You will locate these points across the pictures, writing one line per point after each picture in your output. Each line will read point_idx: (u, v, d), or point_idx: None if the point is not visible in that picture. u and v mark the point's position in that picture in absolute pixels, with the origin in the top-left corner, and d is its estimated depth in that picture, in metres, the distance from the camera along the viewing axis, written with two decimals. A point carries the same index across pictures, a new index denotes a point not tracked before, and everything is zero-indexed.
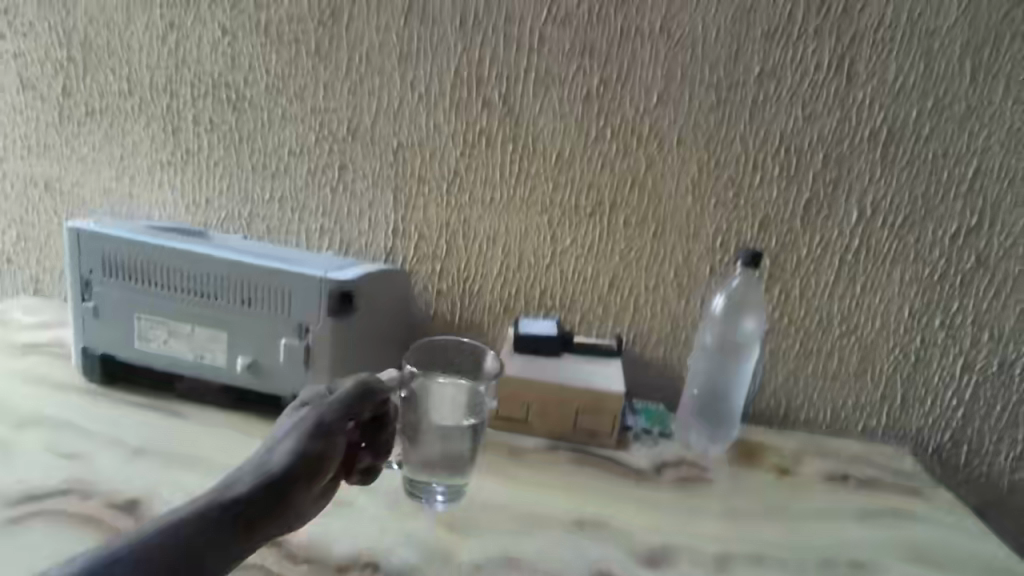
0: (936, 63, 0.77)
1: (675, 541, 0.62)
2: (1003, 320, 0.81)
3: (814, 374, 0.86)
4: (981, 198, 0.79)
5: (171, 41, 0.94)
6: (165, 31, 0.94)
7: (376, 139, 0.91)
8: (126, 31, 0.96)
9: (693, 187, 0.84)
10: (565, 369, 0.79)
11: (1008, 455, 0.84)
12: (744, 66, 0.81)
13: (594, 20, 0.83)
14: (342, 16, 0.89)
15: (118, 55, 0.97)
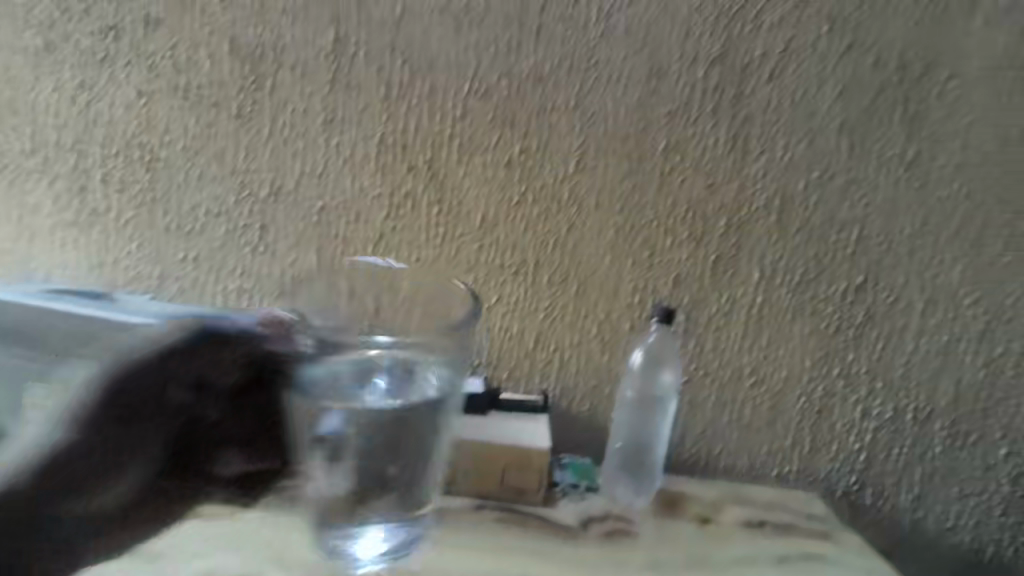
0: (818, 141, 0.86)
1: None
2: (892, 370, 0.88)
3: (732, 423, 0.90)
4: (865, 260, 0.87)
5: (81, 100, 0.92)
6: (76, 91, 0.92)
7: (300, 201, 0.91)
8: (33, 89, 0.92)
9: (611, 249, 0.89)
10: (491, 426, 0.79)
11: (907, 493, 0.90)
12: (651, 141, 0.87)
13: (514, 95, 0.88)
14: (267, 83, 0.90)
15: (23, 114, 0.93)
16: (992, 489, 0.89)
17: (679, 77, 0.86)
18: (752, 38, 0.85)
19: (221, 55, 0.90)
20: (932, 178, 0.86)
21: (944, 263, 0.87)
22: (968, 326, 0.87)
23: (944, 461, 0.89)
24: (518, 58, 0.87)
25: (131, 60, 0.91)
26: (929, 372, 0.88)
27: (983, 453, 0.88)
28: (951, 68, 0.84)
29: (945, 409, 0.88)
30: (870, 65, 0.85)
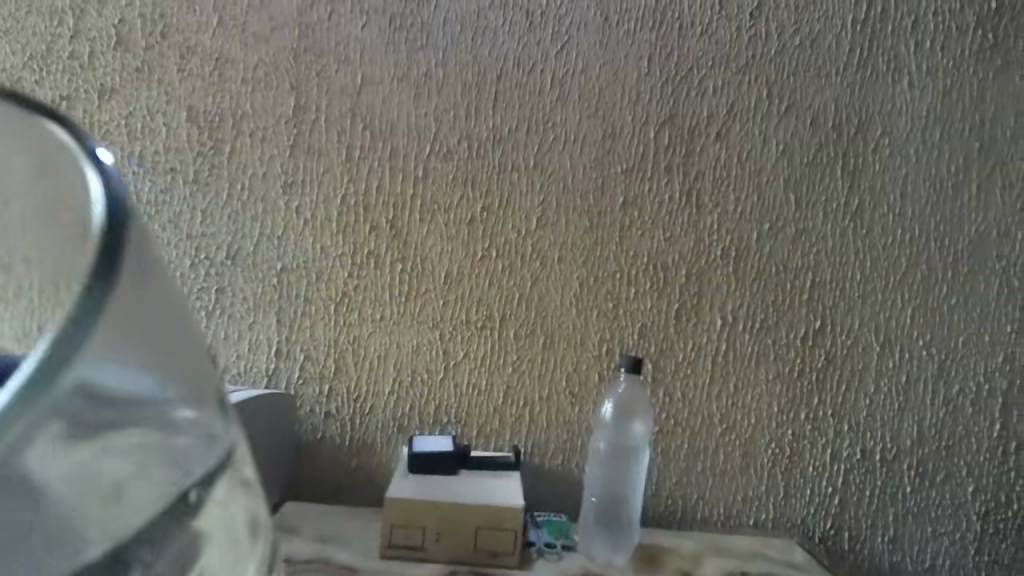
0: (767, 194, 0.90)
1: None
2: (857, 413, 0.89)
3: (705, 471, 0.89)
4: (820, 305, 0.90)
5: None
6: None
7: (259, 261, 0.89)
8: None
9: (576, 301, 0.89)
10: (461, 485, 0.76)
11: (883, 536, 0.89)
12: (609, 196, 0.90)
13: (474, 156, 0.90)
14: (225, 148, 0.90)
15: None
16: (963, 528, 0.89)
17: (633, 136, 0.90)
18: (698, 101, 0.90)
19: (178, 122, 0.89)
20: (875, 225, 0.90)
21: (895, 305, 0.90)
22: (924, 366, 0.90)
23: (915, 501, 0.89)
24: (477, 121, 0.90)
25: (83, 128, 0.89)
26: (892, 413, 0.89)
27: (952, 491, 0.89)
28: (882, 125, 0.91)
29: (910, 448, 0.89)
30: (809, 124, 0.90)
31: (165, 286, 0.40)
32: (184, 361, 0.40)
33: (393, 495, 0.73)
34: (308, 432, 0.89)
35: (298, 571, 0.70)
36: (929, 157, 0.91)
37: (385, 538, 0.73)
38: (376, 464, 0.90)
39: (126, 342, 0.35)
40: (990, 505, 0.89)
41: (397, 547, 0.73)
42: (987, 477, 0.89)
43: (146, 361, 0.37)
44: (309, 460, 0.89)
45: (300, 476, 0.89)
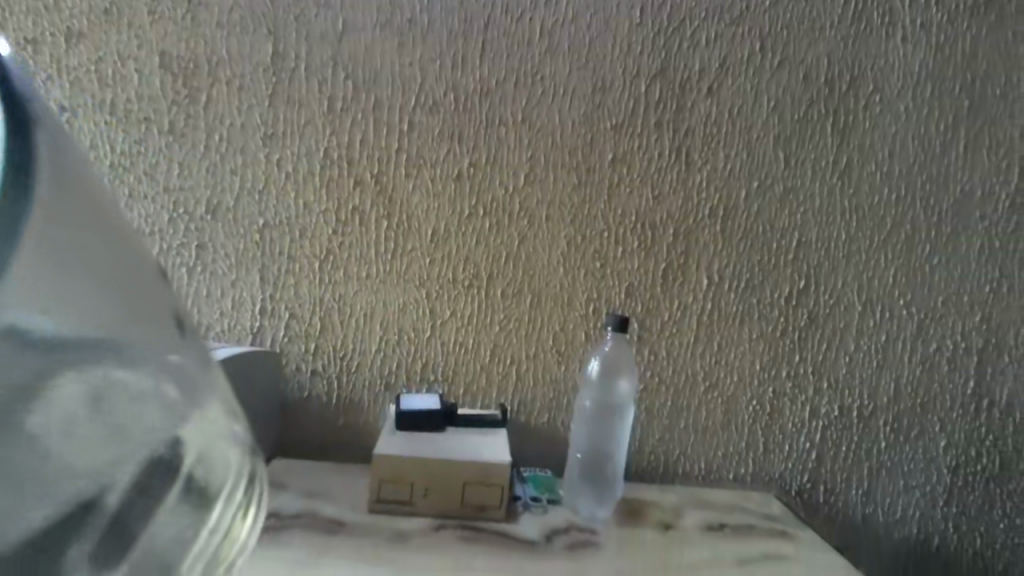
0: (756, 151, 0.89)
1: None
2: (837, 370, 0.91)
3: (688, 428, 0.91)
4: (805, 265, 0.90)
5: None
6: None
7: (241, 217, 0.88)
8: None
9: (563, 260, 0.89)
10: (448, 442, 0.77)
11: (857, 489, 0.93)
12: (598, 152, 0.88)
13: (461, 109, 0.87)
14: (201, 97, 0.86)
15: None
16: (934, 481, 0.93)
17: (623, 91, 0.88)
18: (690, 54, 0.88)
19: (151, 69, 0.86)
20: (863, 184, 0.90)
21: (879, 265, 0.91)
22: (904, 325, 0.91)
23: (889, 456, 0.92)
24: (463, 72, 0.87)
25: (51, 74, 0.85)
26: (870, 371, 0.91)
27: (925, 446, 0.92)
28: (873, 82, 0.89)
29: (887, 405, 0.92)
30: (801, 79, 0.89)
31: (91, 203, 0.44)
32: (125, 293, 0.43)
33: (381, 452, 0.74)
34: (294, 389, 0.89)
35: (289, 525, 0.71)
36: (919, 115, 0.90)
37: (373, 493, 0.74)
38: (363, 421, 0.90)
39: (60, 258, 0.39)
40: (960, 459, 0.92)
41: (385, 502, 0.74)
42: (959, 433, 0.92)
43: (93, 280, 0.41)
44: (296, 417, 0.90)
45: (288, 433, 0.90)
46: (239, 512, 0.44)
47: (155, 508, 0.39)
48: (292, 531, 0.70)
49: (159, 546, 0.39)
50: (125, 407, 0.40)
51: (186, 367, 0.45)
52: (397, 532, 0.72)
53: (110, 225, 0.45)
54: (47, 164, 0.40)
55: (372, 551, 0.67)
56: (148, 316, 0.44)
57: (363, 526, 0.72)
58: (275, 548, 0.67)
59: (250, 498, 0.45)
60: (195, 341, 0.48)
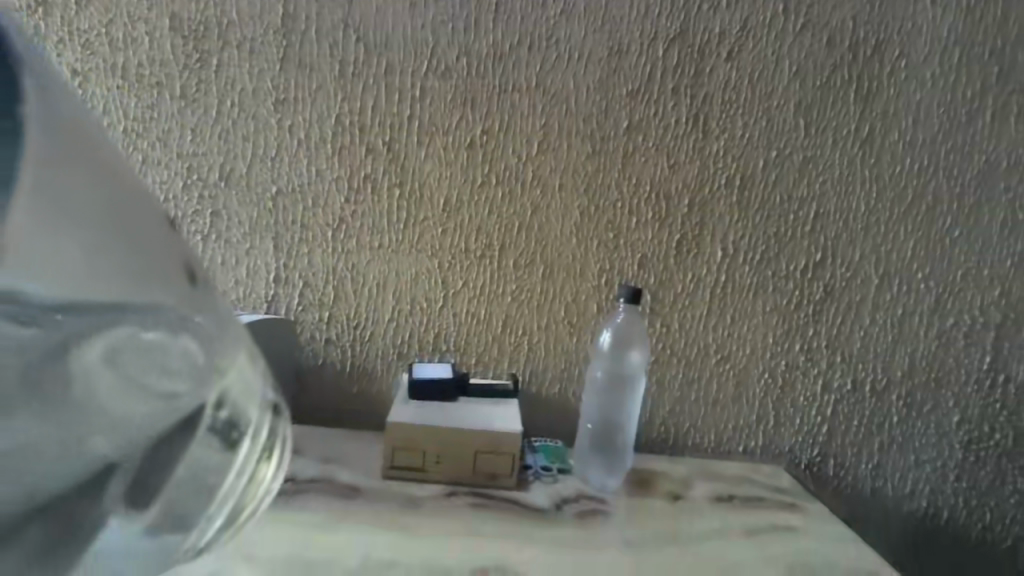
0: (776, 119, 0.87)
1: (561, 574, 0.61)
2: (851, 344, 0.91)
3: (699, 400, 0.91)
4: (823, 237, 0.89)
5: None
6: None
7: (254, 184, 0.87)
8: None
9: (576, 231, 0.88)
10: (460, 411, 0.78)
11: (867, 463, 0.93)
12: (613, 120, 0.87)
13: (474, 74, 0.86)
14: (211, 61, 0.85)
15: None
16: (945, 456, 0.93)
17: (640, 55, 0.86)
18: (710, 16, 0.85)
19: (161, 32, 0.85)
20: (885, 154, 0.88)
21: (898, 238, 0.89)
22: (921, 299, 0.90)
23: (901, 430, 0.92)
24: (476, 36, 0.85)
25: (61, 37, 0.84)
26: (885, 345, 0.91)
27: (937, 421, 0.92)
28: (900, 46, 0.86)
29: (900, 379, 0.91)
30: (825, 44, 0.86)
31: (85, 150, 0.40)
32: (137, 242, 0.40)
33: (394, 420, 0.75)
34: (308, 358, 0.90)
35: (304, 489, 0.73)
36: (946, 81, 0.87)
37: (387, 460, 0.76)
38: (376, 390, 0.91)
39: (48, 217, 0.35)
40: (972, 435, 0.92)
41: (398, 469, 0.75)
42: (973, 408, 0.92)
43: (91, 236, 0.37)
44: (310, 385, 0.91)
45: (302, 400, 0.91)
46: (262, 454, 0.45)
47: (179, 456, 0.40)
48: (307, 495, 0.72)
49: (182, 494, 0.41)
50: (146, 367, 0.40)
51: (203, 323, 0.42)
52: (410, 498, 0.73)
53: (109, 174, 0.41)
54: (27, 113, 0.36)
55: (386, 516, 0.69)
56: (157, 270, 0.41)
57: (377, 493, 0.74)
58: (292, 511, 0.68)
59: (272, 441, 0.46)
60: (209, 295, 0.46)
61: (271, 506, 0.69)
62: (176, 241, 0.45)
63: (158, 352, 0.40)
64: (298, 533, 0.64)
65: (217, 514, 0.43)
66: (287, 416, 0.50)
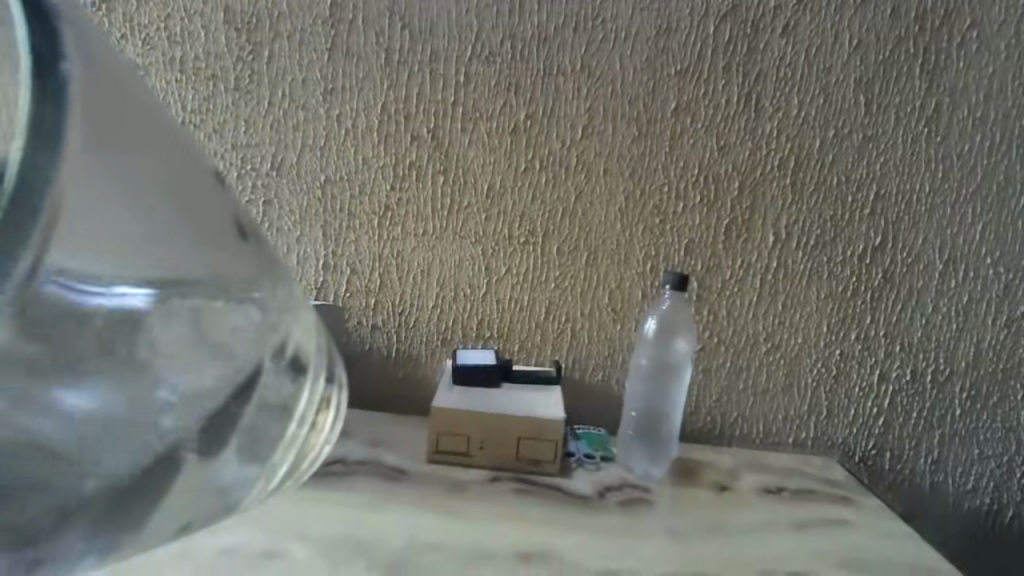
0: (834, 96, 0.83)
1: (605, 562, 0.61)
2: (912, 332, 0.86)
3: (747, 389, 0.89)
4: (883, 220, 0.85)
5: None
6: None
7: (303, 173, 0.89)
8: None
9: (620, 217, 0.87)
10: (504, 398, 0.79)
11: (926, 457, 0.89)
12: (661, 101, 0.84)
13: (518, 59, 0.85)
14: (263, 53, 0.87)
15: None
16: (1012, 451, 0.88)
17: (689, 34, 0.83)
18: None
19: (216, 25, 0.87)
20: (953, 132, 0.83)
21: (965, 221, 0.84)
22: (988, 286, 0.85)
23: (964, 424, 0.88)
24: (520, 19, 0.84)
25: (124, 32, 0.87)
26: (949, 334, 0.86)
27: (1004, 415, 0.87)
28: (972, 16, 0.81)
29: (965, 370, 0.87)
30: (889, 15, 0.81)
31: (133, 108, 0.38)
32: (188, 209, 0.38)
33: (438, 405, 0.76)
34: (356, 343, 0.92)
35: (353, 471, 0.75)
36: (1022, 53, 0.81)
37: (431, 445, 0.77)
38: (421, 375, 0.93)
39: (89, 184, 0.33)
40: None
41: (443, 454, 0.77)
42: None
43: (141, 200, 0.35)
44: (358, 370, 0.93)
45: (350, 385, 0.93)
46: (321, 403, 0.42)
47: (239, 414, 0.38)
48: (356, 477, 0.74)
49: (245, 446, 0.39)
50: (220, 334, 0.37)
51: (262, 295, 0.40)
52: (454, 482, 0.74)
53: (148, 126, 0.38)
54: (72, 68, 0.34)
55: (431, 500, 0.70)
56: (209, 238, 0.38)
57: (423, 476, 0.75)
58: (343, 493, 0.70)
59: (329, 409, 0.44)
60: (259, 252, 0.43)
61: (321, 487, 0.71)
62: (228, 200, 0.43)
63: (227, 321, 0.38)
64: (347, 514, 0.66)
65: (273, 480, 0.41)
66: (345, 383, 0.48)
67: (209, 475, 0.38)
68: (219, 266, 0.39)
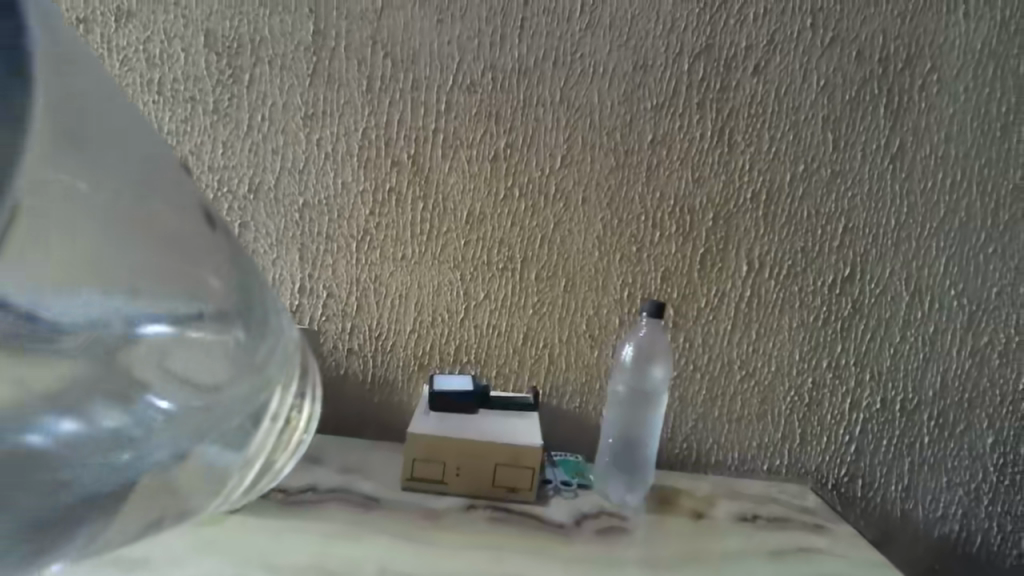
0: (803, 132, 0.86)
1: None
2: (881, 362, 0.89)
3: (722, 417, 0.90)
4: (851, 251, 0.87)
5: None
6: None
7: (280, 197, 0.89)
8: None
9: (598, 245, 0.88)
10: (480, 424, 0.78)
11: (897, 485, 0.90)
12: (637, 133, 0.87)
13: (499, 89, 0.87)
14: (243, 77, 0.87)
15: None
16: (979, 479, 0.90)
17: (665, 69, 0.86)
18: (736, 30, 0.85)
19: (196, 48, 0.87)
20: (915, 169, 0.86)
21: (929, 253, 0.87)
22: (953, 317, 0.88)
23: (932, 452, 0.90)
24: (501, 51, 0.86)
25: (101, 52, 0.87)
26: (916, 363, 0.89)
27: (971, 443, 0.89)
28: (931, 61, 0.85)
29: (932, 399, 0.89)
30: (854, 57, 0.85)
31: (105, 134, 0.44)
32: (160, 226, 0.43)
33: (413, 429, 0.75)
34: (331, 367, 0.91)
35: (325, 499, 0.73)
36: (979, 96, 0.85)
37: (405, 471, 0.76)
38: (396, 400, 0.92)
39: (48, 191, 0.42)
40: (1008, 458, 0.89)
41: (417, 481, 0.76)
42: (1008, 431, 0.89)
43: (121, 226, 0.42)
44: (332, 395, 0.92)
45: (323, 410, 0.92)
46: (288, 412, 0.45)
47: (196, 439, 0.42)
48: (328, 505, 0.72)
49: (207, 464, 0.42)
50: (191, 361, 0.44)
51: (243, 320, 0.44)
52: (428, 509, 0.73)
53: (110, 124, 0.45)
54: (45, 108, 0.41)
55: (405, 528, 0.69)
56: (185, 254, 0.43)
57: (397, 503, 0.74)
58: (315, 521, 0.69)
59: (302, 410, 0.46)
60: (230, 237, 0.47)
61: (291, 516, 0.69)
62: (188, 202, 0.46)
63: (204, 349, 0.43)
64: (316, 543, 0.64)
65: (246, 480, 0.44)
66: (314, 390, 0.49)
67: (172, 481, 0.42)
68: (195, 280, 0.43)
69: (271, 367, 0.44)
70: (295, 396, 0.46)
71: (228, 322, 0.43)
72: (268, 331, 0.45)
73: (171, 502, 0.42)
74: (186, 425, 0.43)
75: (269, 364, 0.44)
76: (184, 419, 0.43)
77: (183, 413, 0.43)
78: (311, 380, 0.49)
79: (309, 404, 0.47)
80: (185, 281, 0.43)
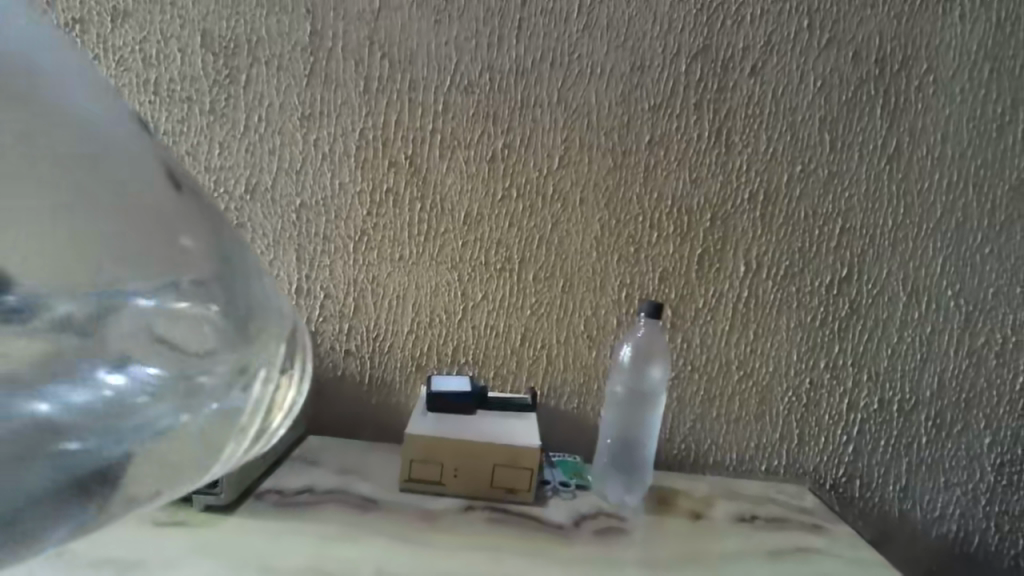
0: (801, 133, 0.86)
1: None
2: (878, 362, 0.89)
3: (721, 418, 0.90)
4: (849, 252, 0.87)
5: None
6: None
7: (278, 198, 0.89)
8: None
9: (596, 245, 0.88)
10: (478, 425, 0.78)
11: (894, 485, 0.90)
12: (635, 135, 0.87)
13: (497, 89, 0.86)
14: (240, 77, 0.87)
15: None
16: (976, 478, 0.90)
17: (662, 70, 0.86)
18: (734, 31, 0.85)
19: (193, 49, 0.87)
20: (912, 171, 0.87)
21: (926, 254, 0.87)
22: (950, 317, 0.88)
23: (930, 452, 0.90)
24: (499, 52, 0.86)
25: (96, 52, 0.86)
26: (914, 363, 0.89)
27: (968, 443, 0.89)
28: (928, 62, 0.85)
29: (929, 399, 0.89)
30: (850, 58, 0.85)
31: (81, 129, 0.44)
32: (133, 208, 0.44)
33: (411, 429, 0.75)
34: (328, 368, 0.91)
35: (323, 500, 0.73)
36: (975, 97, 0.86)
37: (403, 472, 0.76)
38: (394, 402, 0.92)
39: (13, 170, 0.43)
40: (1005, 458, 0.89)
41: (415, 482, 0.75)
42: (1005, 431, 0.89)
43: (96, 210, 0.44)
44: (329, 396, 0.91)
45: (321, 410, 0.91)
46: (280, 376, 0.45)
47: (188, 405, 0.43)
48: (325, 506, 0.72)
49: (205, 427, 0.42)
50: (179, 332, 0.45)
51: (226, 288, 0.46)
52: (426, 511, 0.73)
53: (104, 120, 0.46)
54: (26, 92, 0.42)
55: (403, 529, 0.68)
56: (159, 230, 0.45)
57: (395, 504, 0.73)
58: (312, 522, 0.68)
59: (292, 374, 0.46)
60: (197, 200, 0.50)
61: (289, 517, 0.69)
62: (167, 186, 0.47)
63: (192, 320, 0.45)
64: (314, 545, 0.64)
65: (243, 441, 0.44)
66: (300, 353, 0.48)
67: (171, 449, 0.42)
68: (173, 256, 0.45)
69: (259, 329, 0.45)
70: (285, 359, 0.46)
71: (211, 293, 0.45)
72: (252, 299, 0.47)
73: (169, 470, 0.42)
74: (178, 391, 0.43)
75: (257, 326, 0.45)
76: (176, 384, 0.44)
77: (173, 379, 0.44)
78: (299, 343, 0.49)
79: (297, 368, 0.48)
80: (164, 254, 0.45)
